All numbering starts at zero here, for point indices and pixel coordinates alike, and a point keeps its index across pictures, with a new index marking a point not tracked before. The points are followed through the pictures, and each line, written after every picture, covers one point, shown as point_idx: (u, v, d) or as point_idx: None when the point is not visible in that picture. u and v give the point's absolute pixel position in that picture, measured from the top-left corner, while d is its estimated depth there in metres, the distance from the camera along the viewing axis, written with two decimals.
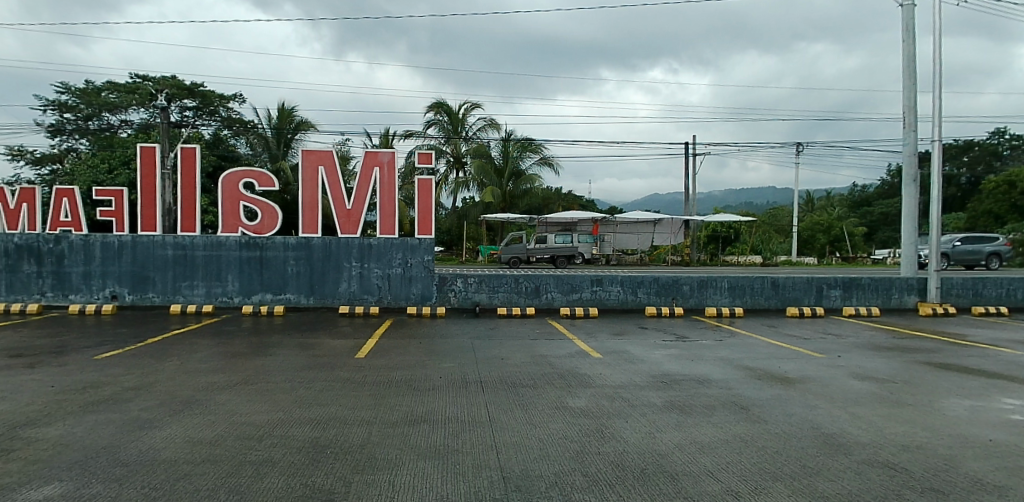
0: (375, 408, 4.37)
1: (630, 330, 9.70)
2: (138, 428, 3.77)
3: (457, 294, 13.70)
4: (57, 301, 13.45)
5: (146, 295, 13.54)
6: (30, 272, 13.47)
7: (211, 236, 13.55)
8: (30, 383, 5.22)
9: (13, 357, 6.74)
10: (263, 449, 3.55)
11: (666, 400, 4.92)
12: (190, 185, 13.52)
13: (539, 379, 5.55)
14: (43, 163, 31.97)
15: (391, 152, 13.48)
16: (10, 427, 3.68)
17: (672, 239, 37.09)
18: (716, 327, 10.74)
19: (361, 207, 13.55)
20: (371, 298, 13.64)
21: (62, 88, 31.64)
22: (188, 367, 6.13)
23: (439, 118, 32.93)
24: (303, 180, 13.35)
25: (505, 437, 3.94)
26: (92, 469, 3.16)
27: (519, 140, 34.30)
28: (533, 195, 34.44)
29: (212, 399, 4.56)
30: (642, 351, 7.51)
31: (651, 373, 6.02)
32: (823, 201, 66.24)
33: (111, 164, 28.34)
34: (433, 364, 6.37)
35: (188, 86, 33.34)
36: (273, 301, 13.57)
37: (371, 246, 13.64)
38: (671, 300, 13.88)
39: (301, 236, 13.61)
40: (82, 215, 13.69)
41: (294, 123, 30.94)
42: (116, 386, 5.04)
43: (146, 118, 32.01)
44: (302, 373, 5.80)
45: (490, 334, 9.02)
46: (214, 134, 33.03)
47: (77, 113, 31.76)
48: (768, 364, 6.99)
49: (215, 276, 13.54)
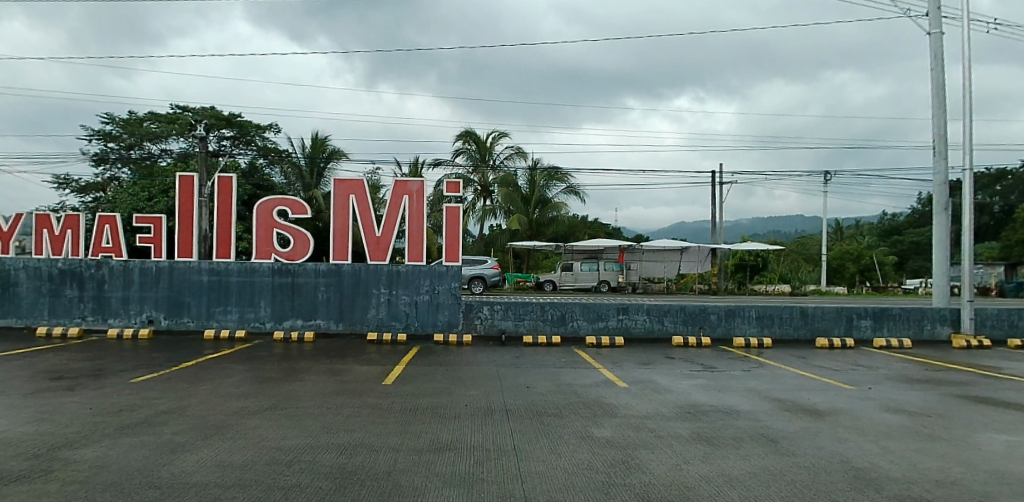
0: (400, 435, 4.34)
1: (657, 360, 9.56)
2: (171, 451, 3.79)
3: (483, 321, 13.65)
4: (97, 325, 13.77)
5: (181, 319, 13.77)
6: (72, 296, 13.81)
7: (246, 262, 13.77)
8: (70, 405, 5.34)
9: (54, 380, 6.90)
10: (291, 474, 3.58)
11: (692, 431, 4.79)
12: (226, 213, 13.77)
13: (564, 408, 5.51)
14: (88, 191, 33.01)
15: (420, 181, 13.59)
16: (49, 448, 3.73)
17: (699, 268, 37.98)
18: (743, 357, 10.57)
19: (391, 235, 13.66)
20: (398, 325, 13.71)
21: (107, 118, 32.83)
22: (220, 391, 6.20)
23: (468, 147, 33.16)
24: (335, 207, 13.54)
25: (530, 466, 3.91)
26: (123, 493, 3.20)
27: (546, 170, 34.41)
28: (559, 223, 34.95)
29: (243, 424, 4.58)
30: (668, 382, 7.40)
31: (678, 403, 5.94)
32: (852, 230, 64.81)
33: (152, 193, 29.17)
34: (459, 392, 6.36)
35: (227, 116, 34.29)
36: (304, 327, 13.71)
37: (399, 272, 13.76)
38: (698, 329, 13.70)
39: (332, 263, 13.80)
40: (123, 241, 14.13)
41: (328, 152, 31.54)
42: (151, 410, 5.10)
43: (186, 147, 33.00)
44: (331, 400, 5.82)
45: (517, 362, 9.00)
46: (250, 163, 33.91)
47: (121, 143, 32.93)
48: (798, 396, 6.84)
49: (249, 302, 13.75)
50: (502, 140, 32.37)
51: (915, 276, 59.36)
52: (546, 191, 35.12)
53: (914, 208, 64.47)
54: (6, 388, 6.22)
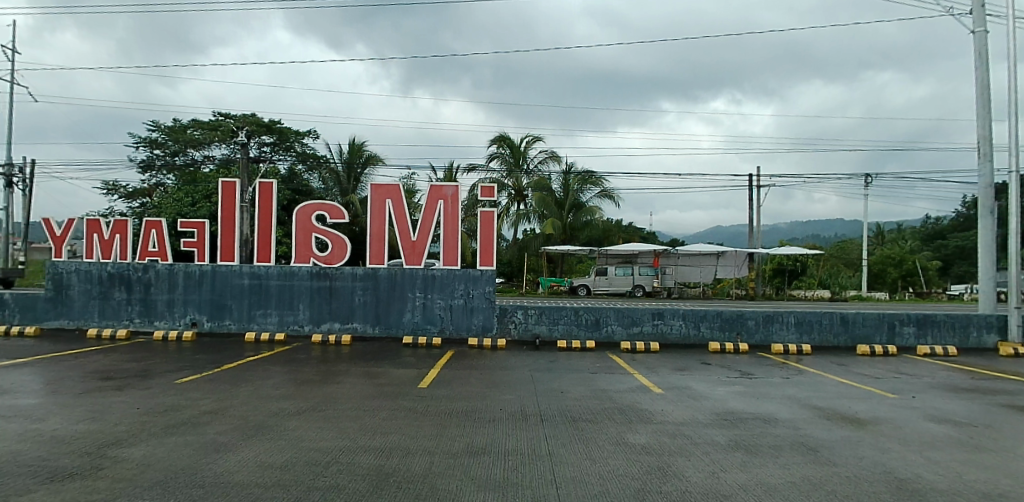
0: (436, 438, 4.35)
1: (693, 366, 9.42)
2: (215, 450, 3.87)
3: (516, 325, 13.68)
4: (143, 327, 14.17)
5: (223, 322, 14.09)
6: (120, 299, 14.24)
7: (286, 266, 14.02)
8: (120, 404, 5.50)
9: (104, 379, 7.12)
10: (329, 476, 3.62)
11: (730, 439, 4.69)
12: (266, 218, 14.02)
13: (599, 414, 5.46)
14: (135, 197, 34.28)
15: (455, 185, 13.65)
16: (99, 446, 3.84)
17: (737, 272, 36.13)
18: (781, 363, 10.36)
19: (426, 239, 13.70)
20: (433, 328, 13.80)
21: (153, 126, 34.00)
22: (261, 393, 6.31)
23: (502, 151, 33.10)
24: (371, 212, 13.66)
25: (565, 472, 3.88)
26: (168, 492, 3.28)
27: (581, 173, 34.41)
28: (593, 227, 35.06)
29: (282, 425, 4.66)
30: (705, 388, 7.29)
31: (715, 410, 5.82)
32: (893, 236, 63.05)
33: (195, 198, 30.05)
34: (494, 396, 6.36)
35: (267, 123, 35.21)
36: (341, 330, 13.91)
37: (434, 276, 13.86)
38: (735, 335, 13.47)
39: (368, 267, 13.96)
40: (168, 246, 14.52)
41: (364, 158, 31.96)
42: (195, 411, 5.21)
43: (228, 154, 33.98)
44: (368, 402, 5.88)
45: (551, 367, 8.98)
46: (289, 169, 34.71)
47: (166, 150, 34.08)
48: (838, 404, 6.66)
49: (288, 305, 13.99)
50: (537, 144, 32.40)
51: (959, 282, 57.51)
52: (580, 195, 35.01)
53: (958, 212, 62.35)
54: (60, 387, 6.45)
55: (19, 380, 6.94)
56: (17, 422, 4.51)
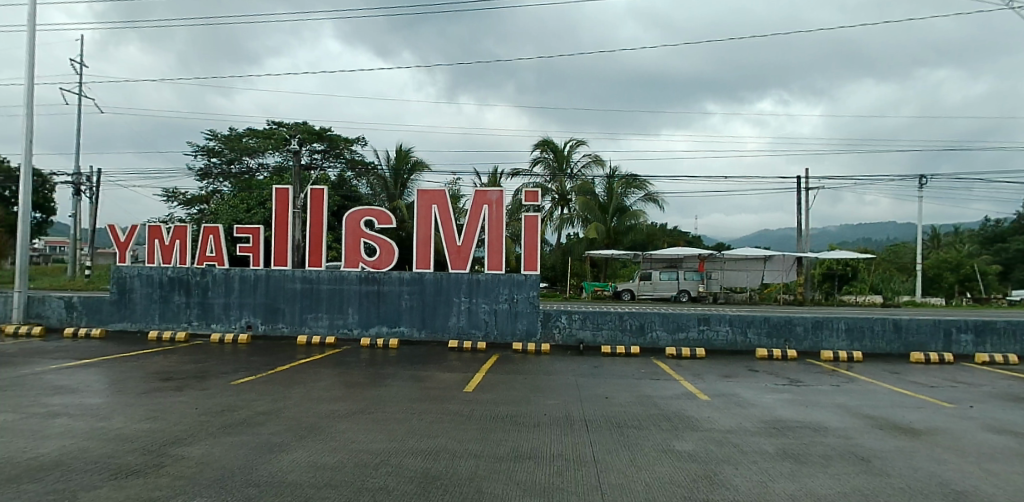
0: (480, 441, 4.38)
1: (739, 372, 9.27)
2: (269, 451, 3.98)
3: (561, 330, 13.67)
4: (202, 329, 14.66)
5: (276, 325, 14.48)
6: (180, 303, 14.77)
7: (336, 271, 14.33)
8: (180, 404, 5.70)
9: (163, 379, 7.42)
10: (379, 477, 3.69)
11: (778, 447, 4.59)
12: (317, 224, 14.31)
13: (644, 420, 5.41)
14: (193, 203, 35.81)
15: (499, 190, 13.66)
16: (161, 444, 3.98)
17: (784, 277, 36.14)
18: (830, 370, 10.11)
19: (471, 243, 13.81)
20: (478, 333, 13.88)
21: (211, 135, 35.45)
22: (312, 394, 6.47)
23: (546, 156, 33.59)
24: (418, 217, 13.85)
25: (610, 478, 3.85)
26: (223, 491, 3.39)
27: (624, 176, 34.39)
28: (637, 231, 34.46)
29: (332, 427, 4.75)
30: (753, 395, 7.16)
31: (762, 418, 5.70)
32: (950, 239, 60.77)
33: (250, 205, 31.18)
34: (539, 401, 6.38)
35: (318, 130, 36.10)
36: (389, 334, 14.12)
37: (479, 281, 13.93)
38: (784, 342, 13.19)
39: (415, 272, 14.14)
40: (224, 250, 14.93)
41: (410, 164, 32.10)
42: (250, 411, 5.37)
43: (281, 162, 35.19)
44: (415, 405, 5.96)
45: (595, 372, 8.95)
46: (338, 176, 36.04)
47: (223, 158, 35.58)
48: (891, 413, 6.46)
49: (338, 309, 14.29)
50: (581, 148, 32.40)
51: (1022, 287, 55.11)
52: (624, 199, 34.56)
53: (1020, 213, 59.67)
54: (124, 387, 6.74)
55: (86, 379, 7.30)
56: (86, 420, 4.73)
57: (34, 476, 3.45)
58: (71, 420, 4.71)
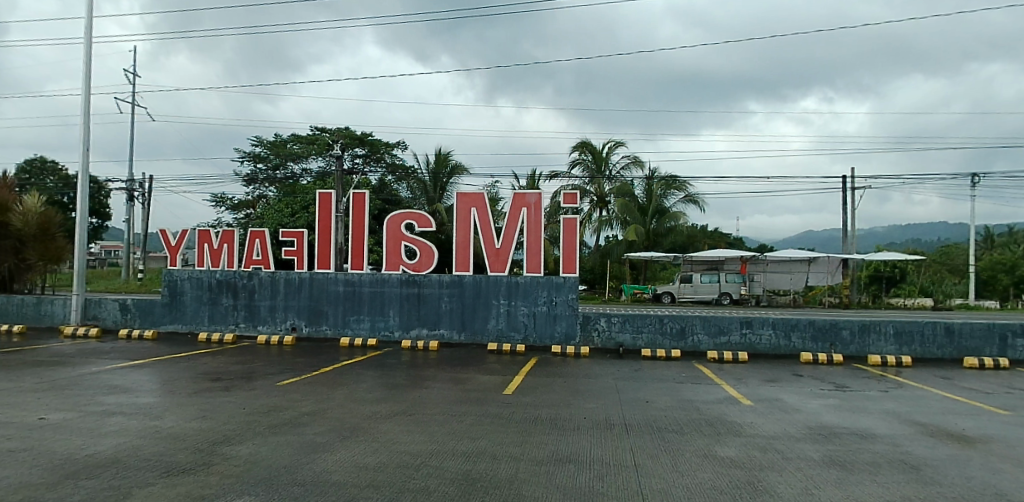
0: (520, 444, 4.38)
1: (783, 377, 9.08)
2: (314, 450, 4.05)
3: (600, 333, 13.62)
4: (249, 331, 15.05)
5: (320, 327, 14.77)
6: (228, 305, 15.18)
7: (377, 274, 14.53)
8: (228, 404, 5.85)
9: (212, 380, 7.63)
10: (420, 478, 3.72)
11: (824, 454, 4.47)
12: (359, 227, 14.52)
13: (685, 425, 5.34)
14: (241, 208, 36.98)
15: (537, 193, 13.66)
16: (210, 443, 4.09)
17: (828, 279, 34.86)
18: (877, 375, 9.83)
19: (509, 246, 13.85)
20: (517, 335, 13.91)
21: (257, 141, 36.46)
22: (355, 396, 6.58)
23: (584, 158, 33.22)
24: (457, 220, 13.94)
25: (652, 484, 3.81)
26: (271, 490, 3.46)
27: (663, 178, 34.23)
28: (677, 232, 34.55)
29: (374, 428, 4.81)
30: (797, 400, 7.02)
31: (807, 424, 5.57)
32: (1005, 240, 58.45)
33: (294, 209, 31.78)
34: (578, 404, 6.35)
35: (359, 135, 36.87)
36: (429, 336, 14.25)
37: (518, 283, 13.95)
38: (829, 346, 12.88)
39: (454, 274, 14.24)
40: (270, 254, 15.38)
41: (450, 168, 32.23)
42: (295, 412, 5.48)
43: (324, 166, 35.97)
44: (456, 407, 6.01)
45: (634, 376, 8.88)
46: (380, 179, 36.32)
47: (268, 164, 36.57)
48: (944, 420, 6.23)
49: (380, 311, 14.50)
50: (619, 149, 32.20)
51: None
52: (663, 201, 34.63)
53: None
54: (175, 387, 6.96)
55: (139, 379, 7.57)
56: (140, 419, 4.90)
57: (92, 472, 3.58)
58: (127, 419, 4.89)
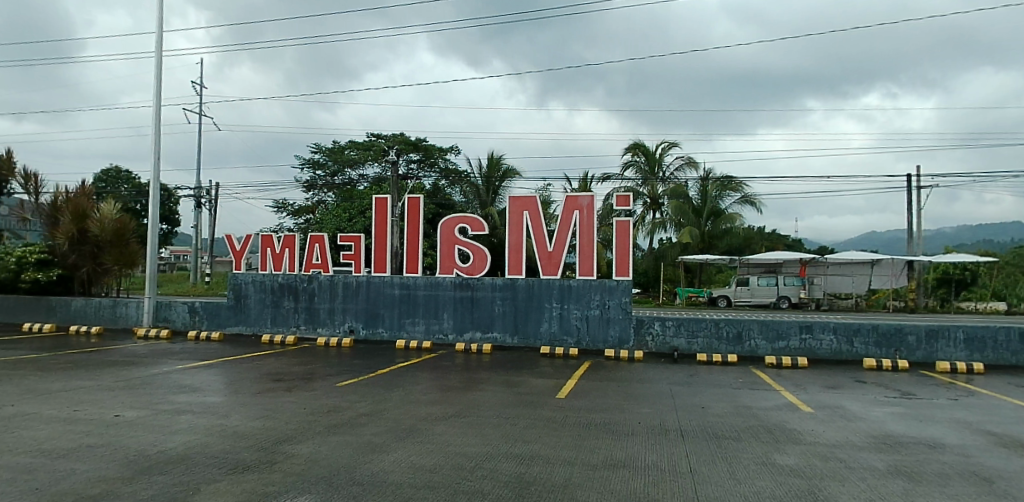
0: (574, 449, 4.37)
1: (844, 384, 8.80)
2: (371, 450, 4.13)
3: (654, 337, 13.50)
4: (309, 333, 15.50)
5: (376, 330, 15.10)
6: (289, 308, 15.67)
7: (431, 277, 14.77)
8: (290, 404, 6.03)
9: (274, 380, 7.89)
10: (475, 480, 3.75)
11: (889, 464, 4.31)
12: (414, 231, 14.76)
13: (743, 432, 5.23)
14: (301, 214, 38.18)
15: (590, 195, 13.60)
16: (274, 442, 4.22)
17: (893, 282, 34.28)
18: (946, 383, 9.41)
19: (562, 249, 13.83)
20: (570, 339, 13.93)
21: (316, 148, 37.60)
22: (412, 397, 6.69)
23: (637, 159, 32.80)
24: (509, 224, 14.01)
25: (709, 491, 3.74)
26: (331, 489, 3.55)
27: (719, 179, 33.31)
28: (733, 234, 34.07)
29: (429, 429, 4.88)
30: (861, 408, 6.80)
31: (871, 433, 5.38)
32: None
33: (352, 214, 32.71)
34: (633, 409, 6.30)
35: (414, 141, 37.81)
36: (483, 339, 14.39)
37: (571, 287, 13.99)
38: (894, 352, 12.43)
39: (507, 278, 14.35)
40: (329, 258, 15.64)
41: (502, 172, 32.06)
42: (353, 412, 5.61)
43: (380, 172, 36.94)
44: (511, 410, 6.05)
45: (689, 381, 8.75)
46: (434, 184, 36.61)
47: (327, 171, 37.61)
48: (1022, 431, 5.91)
49: (434, 314, 14.73)
50: (673, 150, 31.78)
51: None
52: (719, 202, 34.03)
53: None
54: (240, 387, 7.23)
55: (206, 378, 7.90)
56: (208, 417, 5.11)
57: (163, 468, 3.74)
58: (196, 417, 5.09)
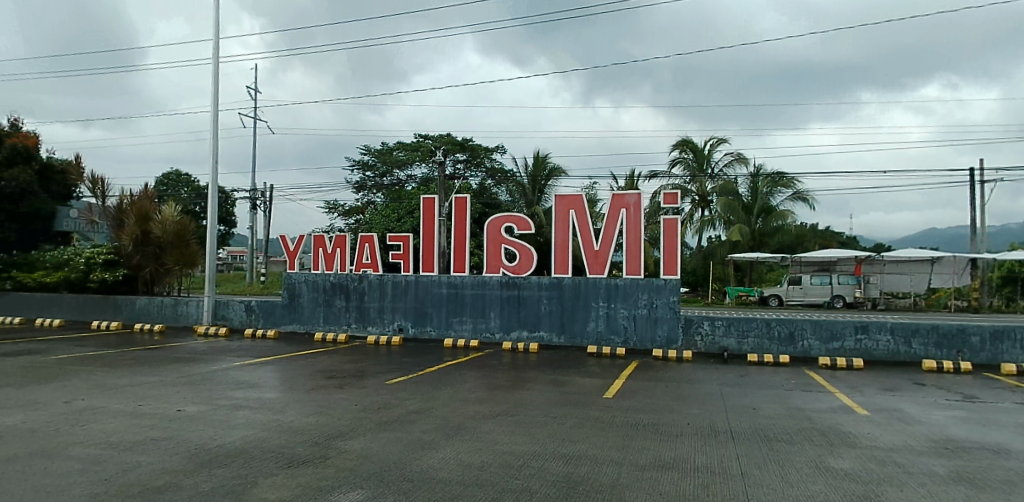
0: (623, 449, 4.35)
1: (902, 386, 8.52)
2: (420, 447, 4.20)
3: (703, 337, 13.33)
4: (360, 332, 15.80)
5: (425, 328, 15.31)
6: (341, 307, 16.00)
7: (478, 276, 14.87)
8: (341, 401, 6.17)
9: (326, 377, 8.10)
10: (522, 478, 3.77)
11: (951, 470, 4.16)
12: (461, 231, 14.90)
13: (795, 434, 5.12)
14: (352, 214, 38.90)
15: (636, 193, 13.48)
16: (327, 437, 4.33)
17: (955, 280, 32.32)
18: (1011, 386, 9.01)
19: (609, 248, 13.76)
20: (617, 338, 13.85)
21: (365, 150, 38.30)
22: (459, 396, 6.76)
23: (685, 156, 32.34)
24: (555, 222, 14.01)
25: (761, 493, 3.68)
26: (383, 484, 3.62)
27: (770, 175, 32.96)
28: (785, 232, 33.06)
29: (477, 427, 4.93)
30: (920, 411, 6.59)
31: (931, 437, 5.20)
32: None
33: (400, 214, 33.18)
34: (682, 410, 6.24)
35: (460, 141, 38.07)
36: (529, 338, 14.44)
37: (618, 286, 13.90)
38: (956, 353, 11.97)
39: (554, 277, 14.35)
40: (378, 258, 16.02)
41: (548, 170, 31.81)
42: (403, 410, 5.70)
43: (428, 172, 37.52)
44: (560, 409, 6.06)
45: (739, 382, 8.61)
46: (480, 183, 36.89)
47: (376, 172, 38.41)
48: None
49: (481, 313, 14.84)
50: (722, 146, 31.21)
51: None
52: (769, 198, 33.46)
53: None
54: (294, 383, 7.44)
55: (261, 375, 8.17)
56: (265, 413, 5.27)
57: (222, 461, 3.87)
58: (252, 412, 5.26)
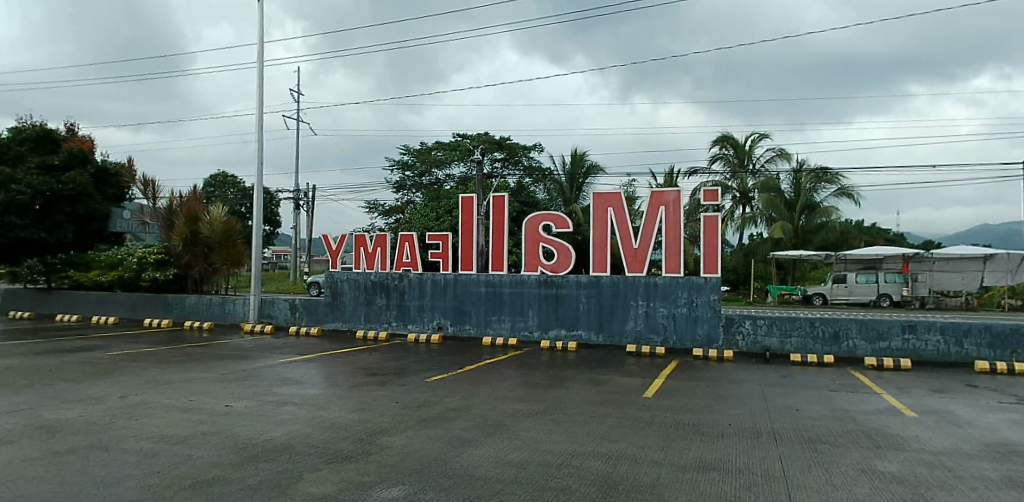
0: (663, 449, 4.33)
1: (952, 387, 8.27)
2: (460, 444, 4.24)
3: (745, 337, 13.16)
4: (400, 330, 16.01)
5: (464, 327, 15.44)
6: (381, 305, 16.23)
7: (516, 275, 14.92)
8: (382, 398, 6.26)
9: (368, 375, 8.24)
10: (562, 477, 3.79)
11: (1004, 475, 4.03)
12: (499, 229, 14.95)
13: (840, 436, 5.02)
14: (391, 214, 39.36)
15: (676, 190, 13.30)
16: (370, 434, 4.41)
17: (1008, 279, 31.20)
18: None
19: (648, 246, 13.65)
20: (656, 337, 13.74)
21: (404, 150, 38.65)
22: (499, 394, 6.81)
23: (724, 152, 31.80)
24: (593, 220, 13.96)
25: (804, 494, 3.63)
26: (424, 480, 3.67)
27: (814, 171, 31.99)
28: (829, 229, 32.60)
29: (517, 426, 4.96)
30: (973, 414, 6.39)
31: (984, 441, 5.04)
32: None
33: (439, 213, 33.47)
34: (723, 410, 6.17)
35: (498, 140, 37.97)
36: (568, 336, 14.45)
37: (657, 284, 13.78)
38: (1010, 354, 11.57)
39: (592, 275, 14.32)
40: (418, 256, 16.16)
41: (586, 168, 32.14)
42: (444, 407, 5.76)
43: (466, 171, 37.62)
44: (600, 409, 6.05)
45: (781, 382, 8.46)
46: (518, 182, 36.96)
47: (415, 172, 38.70)
48: None
49: (519, 312, 14.89)
50: (763, 141, 30.77)
51: None
52: (813, 194, 32.82)
53: None
54: (337, 380, 7.60)
55: (304, 372, 8.37)
56: (309, 409, 5.39)
57: (269, 456, 3.98)
58: (297, 408, 5.40)
